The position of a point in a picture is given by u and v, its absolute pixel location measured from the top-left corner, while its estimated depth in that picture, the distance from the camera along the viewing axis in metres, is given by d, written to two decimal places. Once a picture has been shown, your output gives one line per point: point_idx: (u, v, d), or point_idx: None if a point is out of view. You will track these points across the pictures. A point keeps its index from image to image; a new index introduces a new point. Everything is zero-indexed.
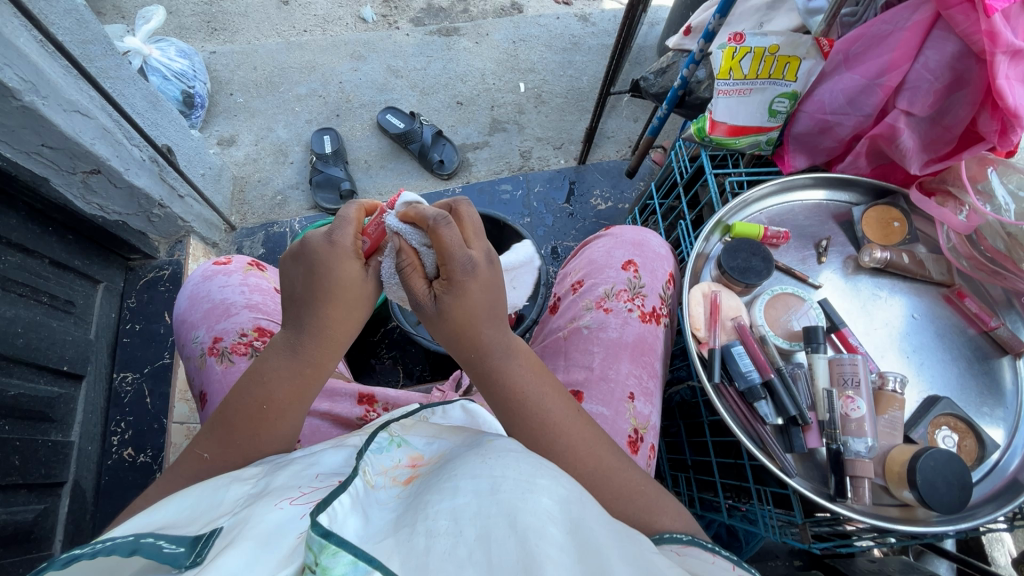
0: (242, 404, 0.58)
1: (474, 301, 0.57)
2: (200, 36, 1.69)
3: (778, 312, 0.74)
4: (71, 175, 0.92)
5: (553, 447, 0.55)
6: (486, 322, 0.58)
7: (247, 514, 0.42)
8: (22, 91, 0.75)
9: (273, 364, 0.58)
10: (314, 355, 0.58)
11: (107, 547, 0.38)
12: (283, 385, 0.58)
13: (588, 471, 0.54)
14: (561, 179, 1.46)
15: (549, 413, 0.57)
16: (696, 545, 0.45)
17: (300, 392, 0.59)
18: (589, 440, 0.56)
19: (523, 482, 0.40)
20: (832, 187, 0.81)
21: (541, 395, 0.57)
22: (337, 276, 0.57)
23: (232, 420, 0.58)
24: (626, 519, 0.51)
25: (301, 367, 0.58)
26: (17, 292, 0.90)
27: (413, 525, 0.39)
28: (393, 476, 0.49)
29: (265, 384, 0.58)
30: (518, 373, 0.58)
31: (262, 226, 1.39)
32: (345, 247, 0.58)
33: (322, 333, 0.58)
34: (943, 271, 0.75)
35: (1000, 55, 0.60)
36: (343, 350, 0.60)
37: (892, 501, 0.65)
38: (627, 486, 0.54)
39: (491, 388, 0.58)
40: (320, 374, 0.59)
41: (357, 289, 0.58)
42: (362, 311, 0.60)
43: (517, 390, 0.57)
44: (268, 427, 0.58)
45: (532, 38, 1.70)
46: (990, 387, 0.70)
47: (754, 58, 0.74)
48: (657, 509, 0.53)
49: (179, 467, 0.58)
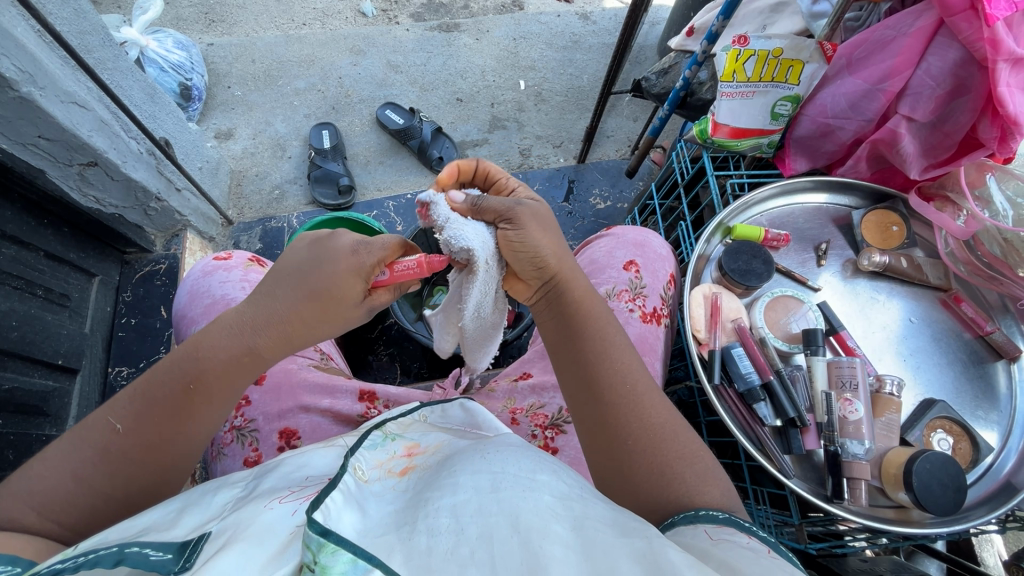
0: (169, 378, 0.52)
1: (538, 225, 0.56)
2: (197, 27, 1.67)
3: (778, 314, 0.75)
4: (67, 168, 0.90)
5: (627, 397, 0.53)
6: (569, 256, 0.59)
7: (236, 518, 0.43)
8: (20, 82, 0.74)
9: (211, 343, 0.54)
10: (256, 342, 0.55)
11: (90, 560, 0.38)
12: (214, 367, 0.53)
13: (657, 423, 0.53)
14: (560, 178, 1.46)
15: (622, 355, 0.56)
16: (733, 526, 0.43)
17: (234, 377, 0.55)
18: (655, 400, 0.54)
19: (526, 478, 0.42)
20: (833, 191, 0.81)
21: (621, 345, 0.57)
22: (332, 281, 0.55)
23: (156, 394, 0.52)
24: (689, 477, 0.50)
25: (240, 352, 0.54)
26: (12, 284, 0.88)
27: (414, 523, 0.39)
28: (390, 467, 0.50)
29: (200, 362, 0.53)
30: (599, 318, 0.58)
31: (259, 220, 1.38)
32: (359, 266, 0.55)
33: (270, 319, 0.55)
34: (941, 276, 0.76)
35: (1002, 63, 0.61)
36: (290, 342, 0.57)
37: (888, 503, 0.65)
38: (686, 450, 0.52)
39: (571, 331, 0.57)
40: (255, 365, 0.56)
41: (335, 309, 0.56)
42: (330, 320, 0.57)
43: (598, 336, 0.56)
44: (197, 409, 0.53)
45: (533, 36, 1.69)
46: (984, 391, 0.71)
47: (758, 60, 0.74)
48: (713, 478, 0.51)
49: (85, 434, 0.51)
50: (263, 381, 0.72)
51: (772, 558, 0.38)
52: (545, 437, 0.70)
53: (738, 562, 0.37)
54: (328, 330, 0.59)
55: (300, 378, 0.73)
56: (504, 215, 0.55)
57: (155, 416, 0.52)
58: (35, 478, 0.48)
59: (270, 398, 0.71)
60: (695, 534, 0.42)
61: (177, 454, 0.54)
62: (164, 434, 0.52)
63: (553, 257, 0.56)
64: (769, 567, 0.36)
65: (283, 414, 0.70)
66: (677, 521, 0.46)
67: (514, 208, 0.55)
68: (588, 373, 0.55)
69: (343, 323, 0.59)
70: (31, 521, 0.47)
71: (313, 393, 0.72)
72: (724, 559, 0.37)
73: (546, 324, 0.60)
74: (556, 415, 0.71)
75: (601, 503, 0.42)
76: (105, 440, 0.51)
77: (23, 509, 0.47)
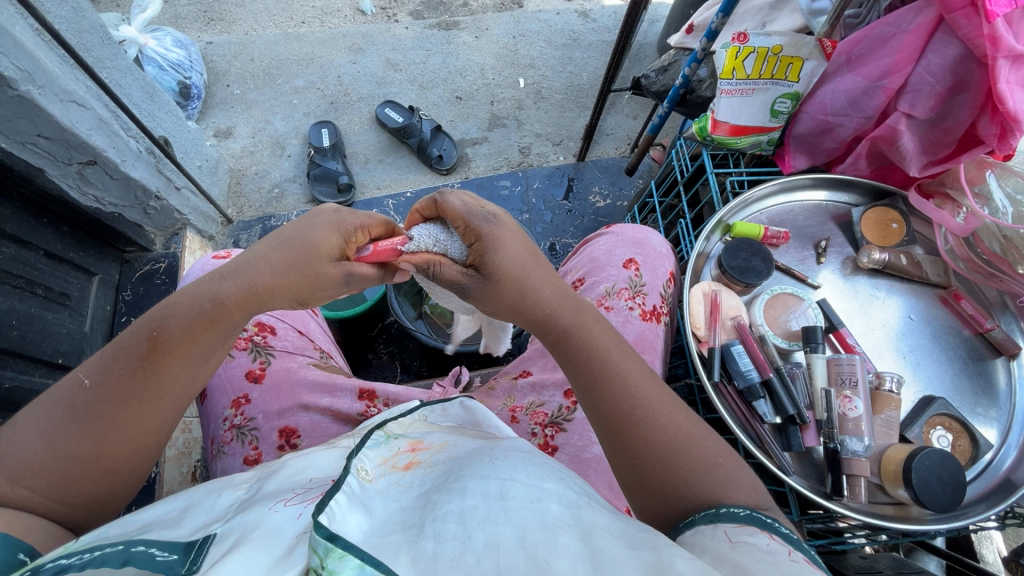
0: (137, 331, 0.52)
1: (507, 262, 0.56)
2: (196, 26, 1.66)
3: (777, 312, 0.75)
4: (66, 166, 0.90)
5: (631, 416, 0.53)
6: (551, 284, 0.59)
7: (242, 521, 0.43)
8: (18, 80, 0.74)
9: (178, 297, 0.53)
10: (221, 292, 0.53)
11: (96, 558, 0.37)
12: (179, 317, 0.52)
13: (668, 439, 0.51)
14: (560, 176, 1.46)
15: (622, 374, 0.55)
16: (756, 523, 0.42)
17: (198, 331, 0.52)
18: (662, 412, 0.53)
19: (532, 486, 0.42)
20: (832, 188, 0.81)
21: (620, 364, 0.56)
22: (305, 233, 0.55)
23: (123, 348, 0.51)
24: (704, 491, 0.48)
25: (205, 301, 0.52)
26: (11, 283, 0.88)
27: (421, 526, 0.39)
28: (394, 462, 0.50)
29: (166, 313, 0.52)
30: (589, 342, 0.57)
31: (259, 219, 1.38)
32: (337, 224, 0.57)
33: (238, 270, 0.54)
34: (940, 273, 0.76)
35: (1002, 59, 0.61)
36: (261, 299, 0.54)
37: (888, 500, 0.66)
38: (701, 460, 0.50)
39: (568, 358, 0.57)
40: (224, 321, 0.53)
41: (312, 263, 0.55)
42: (305, 277, 0.55)
43: (593, 362, 0.56)
44: (160, 364, 0.51)
45: (532, 33, 1.69)
46: (983, 388, 0.71)
47: (757, 58, 0.74)
48: (735, 483, 0.49)
49: (58, 395, 0.51)
50: (263, 379, 0.72)
51: (793, 562, 0.37)
52: (545, 436, 0.70)
53: (749, 565, 0.36)
54: (307, 290, 0.56)
55: (299, 377, 0.73)
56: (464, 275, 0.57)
57: (120, 371, 0.51)
58: (9, 438, 0.49)
59: (270, 396, 0.71)
60: (715, 535, 0.42)
61: (144, 416, 0.52)
62: (129, 390, 0.51)
63: (532, 291, 0.57)
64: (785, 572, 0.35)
65: (283, 412, 0.70)
66: (697, 520, 0.45)
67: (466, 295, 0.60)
68: (590, 398, 0.55)
69: (325, 286, 0.56)
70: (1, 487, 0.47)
71: (312, 392, 0.72)
72: (738, 563, 0.37)
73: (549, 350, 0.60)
74: (556, 414, 0.71)
75: (606, 511, 0.42)
76: (73, 397, 0.50)
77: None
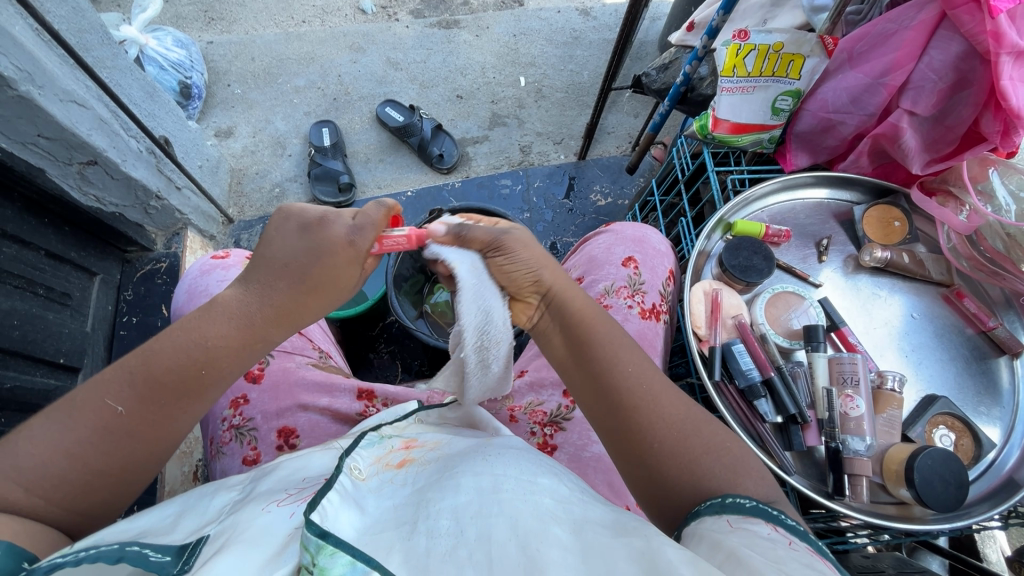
0: (176, 364, 0.51)
1: (524, 245, 0.58)
2: (197, 25, 1.66)
3: (778, 311, 0.74)
4: (67, 166, 0.91)
5: (644, 398, 0.52)
6: (561, 271, 0.60)
7: (234, 521, 0.43)
8: (18, 80, 0.74)
9: (212, 331, 0.52)
10: (259, 325, 0.54)
11: (90, 555, 0.38)
12: (219, 351, 0.52)
13: (680, 421, 0.51)
14: (560, 175, 1.46)
15: (631, 358, 0.55)
16: (761, 516, 0.40)
17: (239, 363, 0.54)
18: (673, 396, 0.53)
19: (526, 482, 0.42)
20: (833, 186, 0.81)
21: (628, 349, 0.56)
22: (336, 272, 0.54)
23: (156, 376, 0.50)
24: (718, 472, 0.48)
25: (248, 338, 0.54)
26: (13, 284, 0.88)
27: (414, 523, 0.39)
28: (387, 462, 0.50)
29: (206, 347, 0.52)
30: (602, 322, 0.58)
31: (260, 219, 1.38)
32: (358, 252, 0.55)
33: (274, 305, 0.54)
34: (943, 271, 0.76)
35: (1004, 56, 0.60)
36: (290, 329, 0.57)
37: (889, 499, 0.65)
38: (712, 443, 0.50)
39: (577, 344, 0.57)
40: (262, 349, 0.56)
41: (337, 293, 0.56)
42: (331, 305, 0.58)
43: (604, 346, 0.56)
44: (202, 394, 0.53)
45: (533, 32, 1.68)
46: (987, 387, 0.71)
47: (759, 55, 0.73)
48: (746, 471, 0.48)
49: (82, 417, 0.49)
50: (262, 380, 0.72)
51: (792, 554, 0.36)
52: (544, 435, 0.70)
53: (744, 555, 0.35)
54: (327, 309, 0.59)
55: (298, 377, 0.73)
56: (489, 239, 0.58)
57: (160, 399, 0.51)
58: (32, 462, 0.47)
59: (269, 396, 0.71)
60: (716, 525, 0.41)
61: (177, 429, 0.54)
62: (168, 415, 0.52)
63: (543, 271, 0.58)
64: (778, 559, 0.35)
65: (282, 412, 0.70)
66: (702, 511, 0.44)
67: (501, 237, 0.57)
68: (602, 381, 0.54)
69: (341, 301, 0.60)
70: (19, 498, 0.46)
71: (311, 392, 0.72)
72: (733, 550, 0.36)
73: (553, 340, 0.59)
74: (556, 413, 0.71)
75: (600, 505, 0.42)
76: (99, 416, 0.49)
77: (9, 485, 0.45)
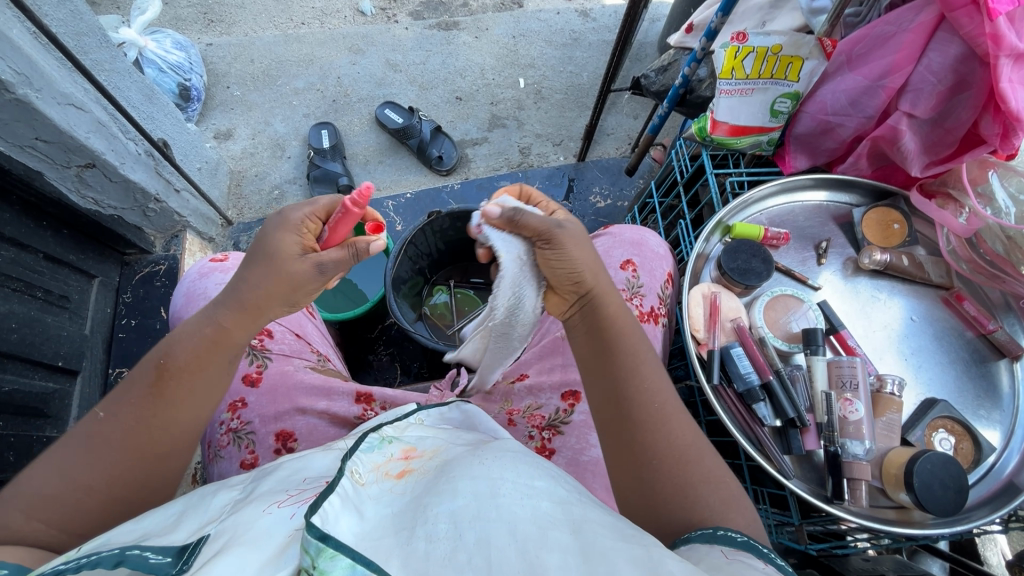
0: (144, 366, 0.54)
1: (577, 245, 0.57)
2: (196, 27, 1.66)
3: (777, 314, 0.74)
4: (65, 169, 0.91)
5: (658, 417, 0.53)
6: (605, 274, 0.59)
7: (234, 521, 0.42)
8: (15, 84, 0.74)
9: (178, 330, 0.56)
10: (221, 317, 0.56)
11: (92, 560, 0.38)
12: (183, 346, 0.54)
13: (685, 447, 0.52)
14: (560, 176, 1.45)
15: (654, 377, 0.55)
16: (750, 551, 0.41)
17: (204, 357, 0.55)
18: (683, 420, 0.54)
19: (524, 485, 0.42)
20: (832, 188, 0.80)
21: (652, 366, 0.56)
22: (274, 244, 0.56)
23: (131, 381, 0.53)
24: (711, 506, 0.48)
25: (207, 330, 0.55)
26: (11, 287, 0.88)
27: (412, 528, 0.39)
28: (387, 470, 0.49)
29: (170, 346, 0.55)
30: (632, 334, 0.58)
31: (259, 221, 1.38)
32: (288, 222, 0.57)
33: (229, 298, 0.56)
34: (942, 274, 0.75)
35: (1004, 58, 0.60)
36: (257, 322, 0.58)
37: (889, 504, 0.65)
38: (711, 473, 0.51)
39: (604, 349, 0.57)
40: (227, 343, 0.56)
41: (281, 267, 0.55)
42: (288, 287, 0.57)
43: (633, 357, 0.56)
44: (172, 392, 0.53)
45: (532, 33, 1.68)
46: (987, 390, 0.71)
47: (756, 57, 0.73)
48: (737, 505, 0.49)
49: (71, 435, 0.51)
50: (260, 383, 0.71)
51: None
52: (542, 439, 0.70)
53: None
54: (289, 293, 0.57)
55: (296, 380, 0.72)
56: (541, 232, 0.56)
57: (134, 404, 0.52)
58: (25, 483, 0.48)
59: (267, 400, 0.71)
60: (710, 552, 0.41)
61: (166, 439, 0.54)
62: (145, 420, 0.52)
63: (588, 272, 0.57)
64: None
65: (279, 416, 0.70)
66: (692, 538, 0.44)
67: (555, 230, 0.56)
68: (620, 390, 0.54)
69: (305, 286, 0.57)
70: (19, 523, 0.46)
71: (309, 395, 0.72)
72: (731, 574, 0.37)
73: (579, 338, 0.59)
74: (554, 416, 0.70)
75: (599, 508, 0.42)
76: (87, 430, 0.51)
77: (11, 512, 0.46)
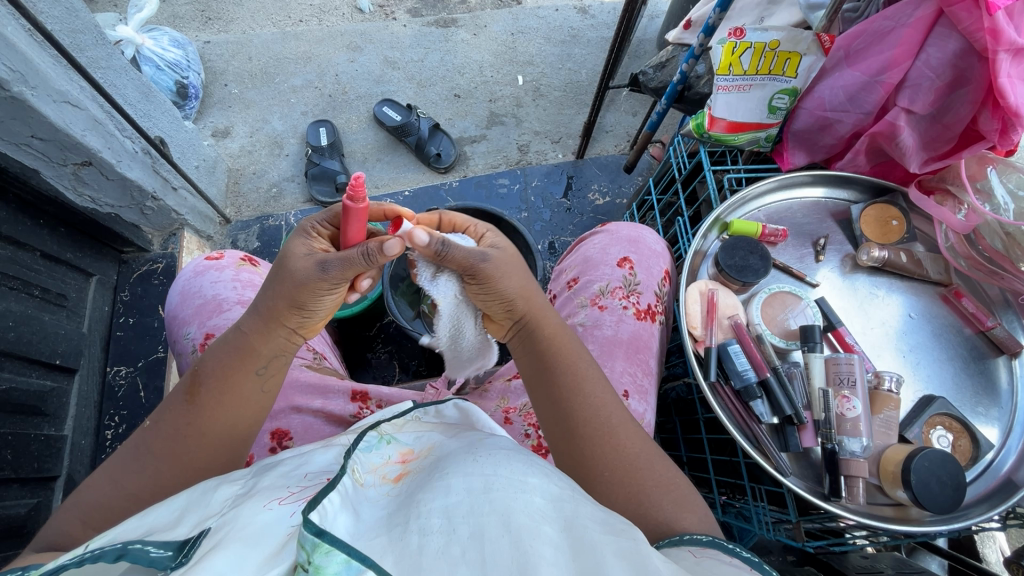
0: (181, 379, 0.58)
1: (504, 271, 0.58)
2: (194, 25, 1.66)
3: (774, 311, 0.74)
4: (61, 167, 0.90)
5: (603, 431, 0.55)
6: (538, 294, 0.61)
7: (234, 515, 0.42)
8: (10, 81, 0.74)
9: (212, 345, 0.59)
10: (246, 329, 0.57)
11: (93, 555, 0.39)
12: (214, 359, 0.57)
13: (633, 457, 0.54)
14: (558, 173, 1.45)
15: (596, 391, 0.57)
16: (716, 547, 0.42)
17: (230, 373, 0.57)
18: (631, 430, 0.56)
19: (518, 480, 0.41)
20: (831, 185, 0.80)
21: (595, 379, 0.58)
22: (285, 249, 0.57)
23: (172, 396, 0.58)
24: (665, 513, 0.50)
25: (232, 344, 0.58)
26: (8, 285, 0.88)
27: (406, 523, 0.39)
28: (384, 473, 0.49)
29: (203, 360, 0.58)
30: (571, 351, 0.60)
31: (257, 219, 1.37)
32: (301, 228, 0.58)
33: (254, 311, 0.58)
34: (941, 270, 0.75)
35: (1002, 53, 0.60)
36: (282, 334, 0.58)
37: (886, 501, 0.65)
38: (661, 479, 0.53)
39: (545, 370, 0.59)
40: (256, 355, 0.58)
41: (286, 268, 0.55)
42: (293, 288, 0.55)
43: (574, 375, 0.58)
44: (202, 403, 0.56)
45: (531, 30, 1.67)
46: (985, 387, 0.70)
47: (754, 53, 0.72)
48: (691, 505, 0.52)
49: (121, 447, 0.57)
50: None
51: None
52: (538, 437, 0.70)
53: None
54: (297, 295, 0.55)
55: (292, 378, 0.72)
56: (466, 262, 0.56)
57: (170, 417, 0.56)
58: (84, 491, 0.55)
59: None
60: (678, 553, 0.42)
61: (199, 457, 0.57)
62: (178, 432, 0.56)
63: (519, 297, 0.59)
64: None
65: (275, 414, 0.70)
66: (662, 546, 0.45)
67: (480, 265, 0.56)
68: (563, 410, 0.57)
69: (311, 284, 0.54)
70: (78, 529, 0.53)
71: (306, 393, 0.72)
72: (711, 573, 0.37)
73: (522, 361, 0.62)
74: None
75: (593, 503, 0.42)
76: (134, 444, 0.56)
77: (72, 520, 0.53)
